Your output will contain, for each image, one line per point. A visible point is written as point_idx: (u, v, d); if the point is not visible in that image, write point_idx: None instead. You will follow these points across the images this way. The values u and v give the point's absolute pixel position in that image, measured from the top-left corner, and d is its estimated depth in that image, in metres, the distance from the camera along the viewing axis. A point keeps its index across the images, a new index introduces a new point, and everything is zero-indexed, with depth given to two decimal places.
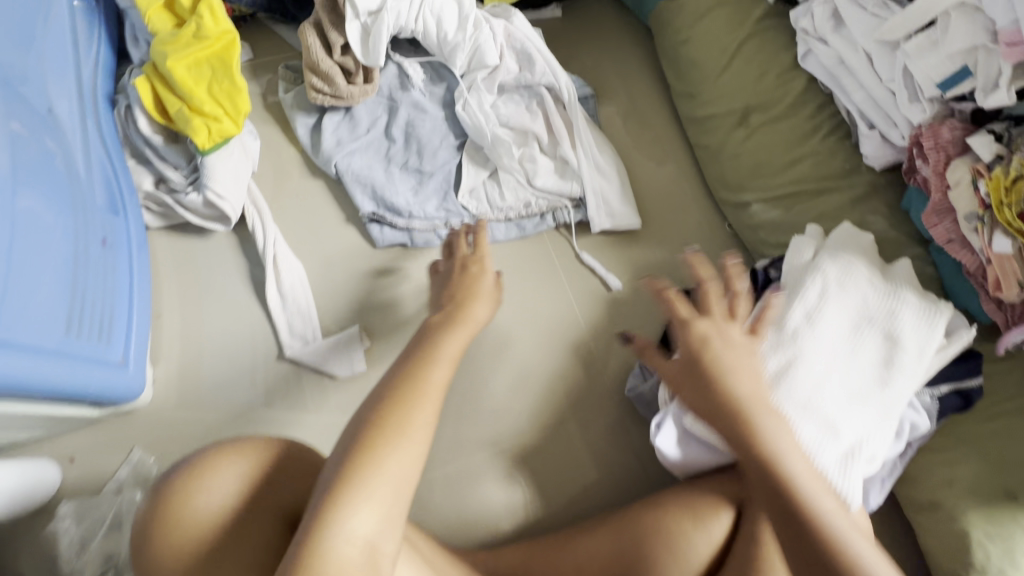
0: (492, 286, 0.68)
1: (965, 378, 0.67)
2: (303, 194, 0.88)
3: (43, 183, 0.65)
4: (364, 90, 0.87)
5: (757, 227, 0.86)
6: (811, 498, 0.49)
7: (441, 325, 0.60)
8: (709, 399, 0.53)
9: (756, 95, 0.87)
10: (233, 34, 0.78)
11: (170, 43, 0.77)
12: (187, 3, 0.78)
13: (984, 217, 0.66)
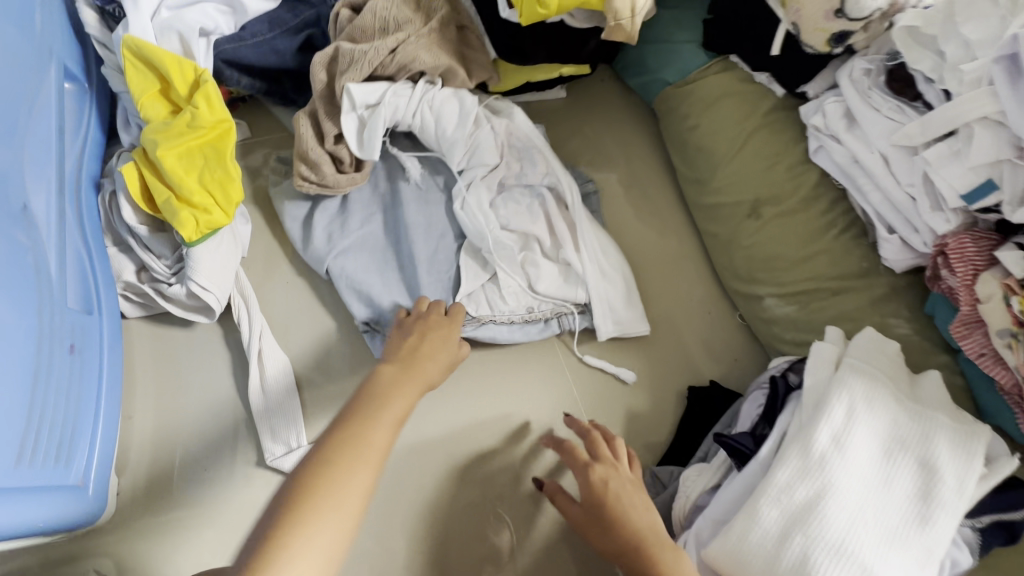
0: (429, 373, 0.62)
1: (1007, 510, 0.62)
2: (296, 280, 0.84)
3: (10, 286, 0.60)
4: (353, 178, 0.84)
5: (772, 322, 0.83)
6: None
7: (362, 413, 0.53)
8: (614, 539, 0.56)
9: (767, 186, 0.84)
10: (229, 123, 0.75)
11: (163, 132, 0.74)
12: (184, 91, 0.76)
13: (1019, 334, 0.62)
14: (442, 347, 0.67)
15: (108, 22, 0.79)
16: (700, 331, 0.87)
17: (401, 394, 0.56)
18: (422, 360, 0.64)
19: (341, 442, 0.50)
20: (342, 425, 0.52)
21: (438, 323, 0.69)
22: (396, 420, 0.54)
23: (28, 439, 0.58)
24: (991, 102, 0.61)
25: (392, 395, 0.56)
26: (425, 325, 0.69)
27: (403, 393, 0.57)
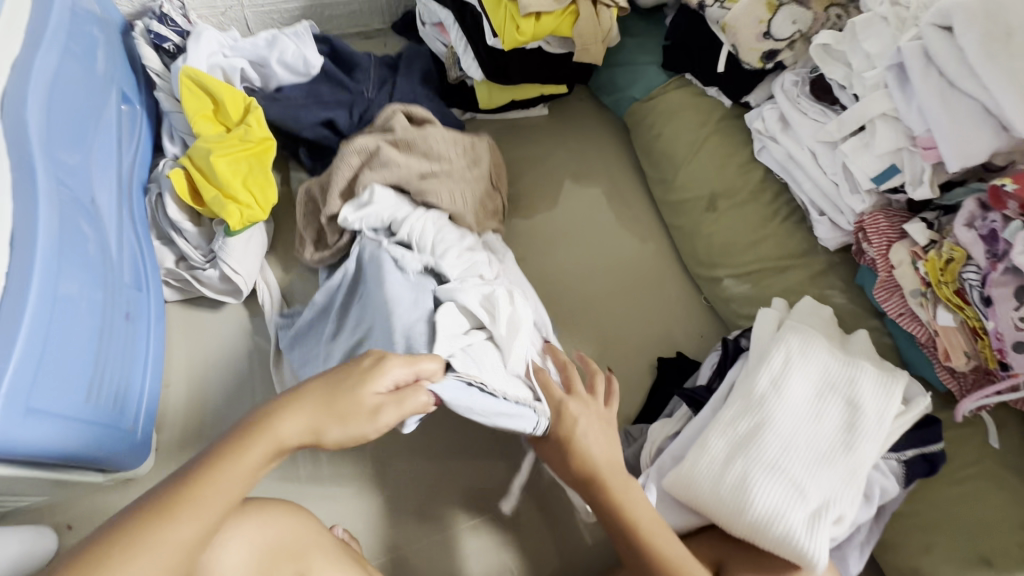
0: (280, 434, 0.53)
1: (927, 443, 0.71)
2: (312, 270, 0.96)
3: (84, 267, 0.70)
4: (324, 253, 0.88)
5: (730, 300, 0.94)
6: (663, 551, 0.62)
7: (175, 498, 0.48)
8: (570, 473, 0.66)
9: (721, 183, 0.97)
10: (273, 142, 0.90)
11: (216, 142, 0.87)
12: (234, 114, 0.91)
13: (927, 293, 0.74)
14: (315, 407, 0.54)
15: (162, 57, 0.96)
16: (668, 311, 0.98)
17: (219, 476, 0.50)
18: (300, 411, 0.54)
19: (154, 513, 0.47)
20: (153, 503, 0.47)
21: (343, 375, 0.56)
22: (208, 500, 0.49)
23: (98, 389, 0.68)
24: (888, 102, 0.74)
25: (208, 479, 0.49)
26: (331, 381, 0.55)
27: (228, 479, 0.50)
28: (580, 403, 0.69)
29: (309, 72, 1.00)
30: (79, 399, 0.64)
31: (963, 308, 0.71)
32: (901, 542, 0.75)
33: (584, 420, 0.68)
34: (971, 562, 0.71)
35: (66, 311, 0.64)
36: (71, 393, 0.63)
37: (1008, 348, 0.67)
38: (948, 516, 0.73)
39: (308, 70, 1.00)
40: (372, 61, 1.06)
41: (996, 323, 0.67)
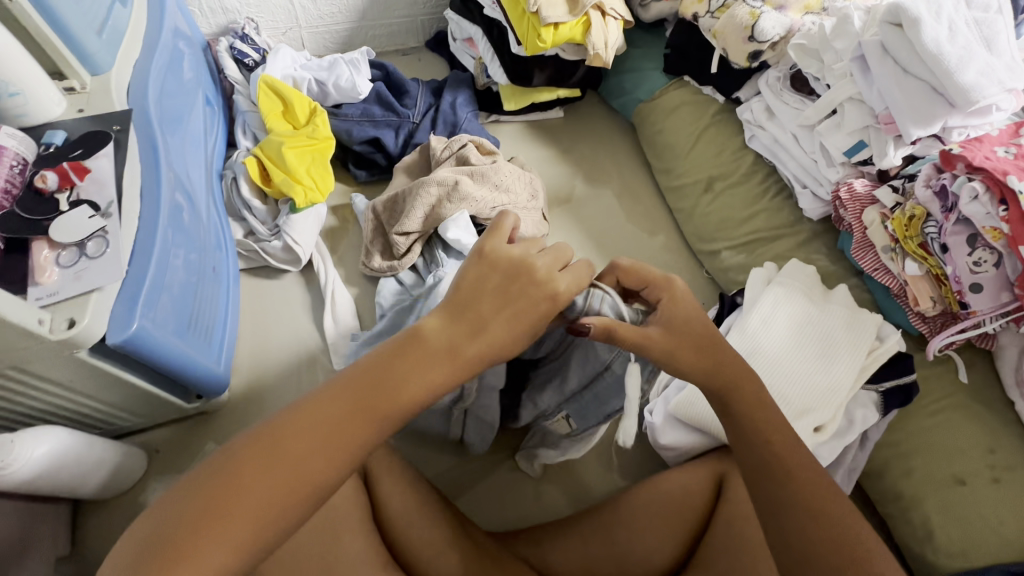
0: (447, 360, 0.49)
1: (901, 375, 0.80)
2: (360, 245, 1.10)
3: (186, 230, 0.84)
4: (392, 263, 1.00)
5: (727, 269, 1.05)
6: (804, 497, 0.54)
7: (307, 432, 0.45)
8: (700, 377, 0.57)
9: (717, 168, 1.10)
10: (333, 140, 1.07)
11: (287, 137, 1.04)
12: (302, 115, 1.08)
13: (895, 248, 0.85)
14: (436, 372, 0.48)
15: (241, 70, 1.16)
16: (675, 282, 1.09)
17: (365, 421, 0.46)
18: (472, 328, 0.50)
19: (287, 456, 0.44)
20: (272, 438, 0.45)
21: (536, 288, 0.51)
22: (352, 437, 0.46)
23: (195, 328, 0.82)
24: (853, 87, 0.88)
25: (340, 436, 0.45)
26: (523, 289, 0.51)
27: (374, 414, 0.46)
28: (688, 286, 0.60)
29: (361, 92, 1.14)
30: (184, 335, 0.78)
31: (927, 258, 0.82)
32: (886, 470, 0.84)
33: (693, 304, 0.59)
34: (947, 482, 0.80)
35: (177, 266, 0.77)
36: (179, 330, 0.76)
37: (965, 289, 0.78)
38: (925, 443, 0.83)
39: (357, 93, 1.14)
40: (420, 85, 1.21)
41: (954, 267, 0.79)
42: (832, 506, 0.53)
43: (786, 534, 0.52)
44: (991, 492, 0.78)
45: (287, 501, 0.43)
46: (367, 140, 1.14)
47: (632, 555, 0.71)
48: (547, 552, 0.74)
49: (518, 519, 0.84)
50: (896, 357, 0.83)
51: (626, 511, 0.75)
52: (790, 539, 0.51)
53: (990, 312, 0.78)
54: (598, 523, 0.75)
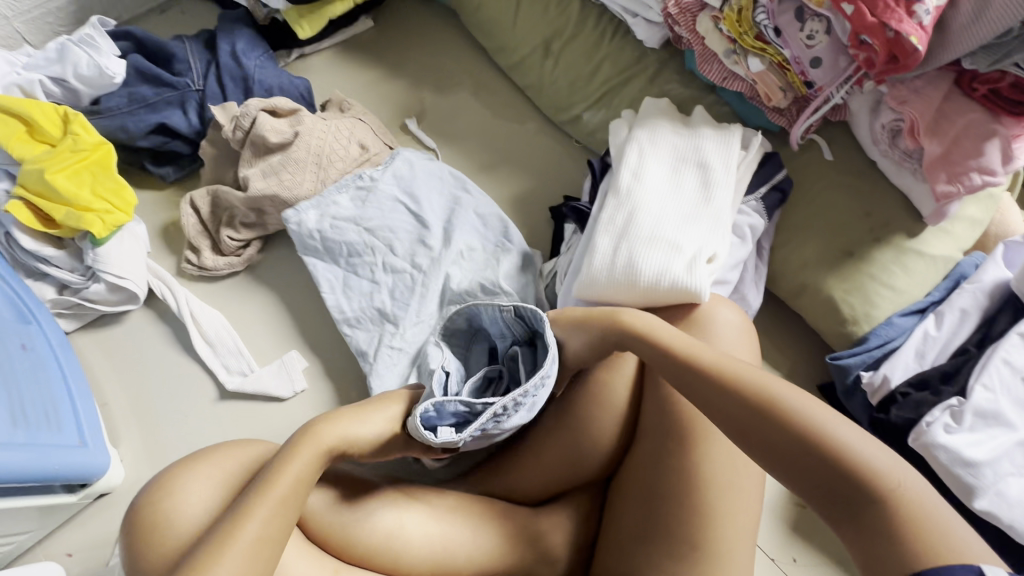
0: (319, 436, 0.59)
1: (774, 175, 0.82)
2: (218, 283, 0.94)
3: None
4: (228, 260, 0.93)
5: (594, 131, 1.01)
6: (800, 409, 0.54)
7: (220, 543, 0.50)
8: (731, 415, 0.56)
9: (548, 26, 1.03)
10: (109, 144, 0.90)
11: (46, 160, 0.85)
12: (54, 128, 0.89)
13: (736, 50, 0.81)
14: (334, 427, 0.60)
15: None
16: (550, 165, 1.04)
17: (275, 487, 0.54)
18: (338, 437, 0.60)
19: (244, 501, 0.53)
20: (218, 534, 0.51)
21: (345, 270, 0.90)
22: (265, 506, 0.53)
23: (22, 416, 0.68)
24: None
25: (273, 477, 0.55)
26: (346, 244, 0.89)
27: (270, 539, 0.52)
28: None
29: (115, 76, 0.94)
30: None
31: (766, 49, 0.79)
32: (790, 268, 0.86)
33: None
34: (839, 258, 0.84)
35: None
36: None
37: (808, 67, 0.77)
38: (813, 232, 0.85)
39: (110, 78, 0.94)
40: (186, 42, 1.01)
41: (792, 50, 0.77)
42: (814, 427, 0.53)
43: (846, 518, 0.50)
44: (871, 250, 0.83)
45: (254, 540, 0.51)
46: (153, 130, 0.95)
47: (582, 449, 0.71)
48: (508, 478, 0.74)
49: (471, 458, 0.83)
50: (766, 159, 0.83)
51: (566, 409, 0.73)
52: (818, 505, 0.52)
53: (833, 83, 0.77)
54: (543, 431, 0.74)
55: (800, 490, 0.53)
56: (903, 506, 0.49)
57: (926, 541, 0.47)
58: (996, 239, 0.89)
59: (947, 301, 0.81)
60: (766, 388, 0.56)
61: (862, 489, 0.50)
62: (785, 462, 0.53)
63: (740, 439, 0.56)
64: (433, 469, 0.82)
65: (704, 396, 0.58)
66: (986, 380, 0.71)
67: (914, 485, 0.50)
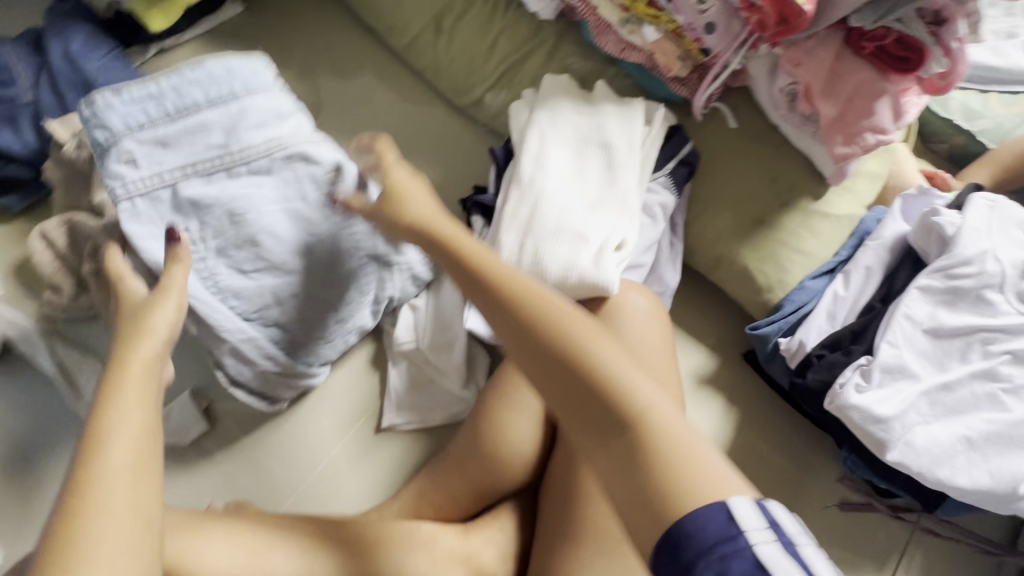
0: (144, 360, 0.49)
1: (681, 149, 0.79)
2: (96, 324, 0.84)
3: None
4: (98, 298, 0.82)
5: (497, 114, 0.95)
6: (561, 321, 0.46)
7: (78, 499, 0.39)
8: (492, 310, 0.49)
9: (437, 2, 0.94)
10: None
11: None
12: None
13: (630, 19, 0.77)
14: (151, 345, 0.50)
15: None
16: (455, 153, 0.97)
17: (119, 428, 0.43)
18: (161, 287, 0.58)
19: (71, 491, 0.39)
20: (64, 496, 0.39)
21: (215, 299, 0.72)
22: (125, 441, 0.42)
23: None
24: None
25: (110, 406, 0.44)
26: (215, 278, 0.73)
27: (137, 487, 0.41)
28: None
29: None
30: None
31: (660, 17, 0.75)
32: (705, 242, 0.85)
33: None
34: (750, 227, 0.83)
35: None
36: None
37: (702, 34, 0.74)
38: (724, 203, 0.84)
39: None
40: (9, 46, 0.85)
41: (685, 16, 0.73)
42: (573, 343, 0.45)
43: (598, 453, 0.42)
44: (780, 216, 0.83)
45: (125, 464, 0.41)
46: None
47: (504, 457, 0.68)
48: (434, 495, 0.70)
49: (396, 477, 0.80)
50: (672, 133, 0.80)
51: (485, 420, 0.69)
52: (572, 424, 0.44)
53: (728, 49, 0.74)
54: (465, 445, 0.70)
55: (557, 407, 0.45)
56: (654, 444, 0.41)
57: (663, 471, 0.39)
58: (895, 192, 0.91)
59: (853, 260, 0.82)
60: (531, 292, 0.49)
61: (611, 413, 0.42)
62: (535, 362, 0.46)
63: (506, 339, 0.48)
64: (357, 496, 0.78)
65: (480, 298, 0.50)
66: (890, 337, 0.73)
67: (669, 414, 0.42)
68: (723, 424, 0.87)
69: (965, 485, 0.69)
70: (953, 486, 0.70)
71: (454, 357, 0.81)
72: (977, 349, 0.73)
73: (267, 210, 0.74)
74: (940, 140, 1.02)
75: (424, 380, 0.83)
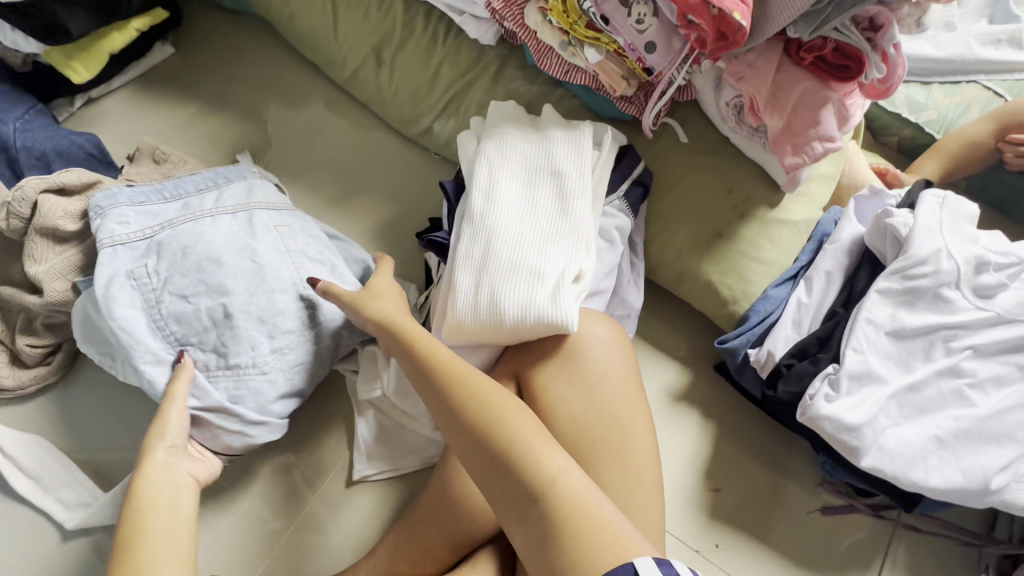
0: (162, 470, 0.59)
1: (633, 169, 0.78)
2: (38, 400, 0.79)
3: None
4: (35, 374, 0.78)
5: (447, 142, 0.92)
6: (489, 407, 0.54)
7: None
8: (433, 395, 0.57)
9: (374, 32, 0.91)
10: None
11: None
12: None
13: (570, 41, 0.75)
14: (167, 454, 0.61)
15: None
16: (408, 185, 0.95)
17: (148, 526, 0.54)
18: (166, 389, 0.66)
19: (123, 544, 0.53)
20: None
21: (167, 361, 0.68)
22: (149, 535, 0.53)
23: None
24: None
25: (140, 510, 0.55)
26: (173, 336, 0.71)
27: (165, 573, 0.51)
28: None
29: None
30: None
31: (600, 37, 0.74)
32: (666, 259, 0.84)
33: None
34: (710, 240, 0.83)
35: None
36: None
37: (643, 53, 0.72)
38: (681, 218, 0.83)
39: None
40: None
41: (624, 37, 0.72)
42: (497, 426, 0.53)
43: (519, 522, 0.50)
44: (739, 227, 0.82)
45: (166, 544, 0.53)
46: None
47: (478, 504, 0.66)
48: (409, 550, 0.67)
49: (370, 532, 0.77)
50: (621, 153, 0.79)
51: (455, 469, 0.67)
52: (495, 497, 0.51)
53: (671, 66, 0.73)
54: (436, 495, 0.68)
55: (484, 483, 0.52)
56: (566, 518, 0.48)
57: (574, 541, 0.47)
58: (849, 191, 0.92)
59: (814, 265, 0.82)
60: (463, 380, 0.56)
61: (526, 488, 0.50)
62: (466, 444, 0.53)
63: (442, 423, 0.56)
64: (331, 555, 0.75)
65: (420, 387, 0.59)
66: (854, 343, 0.73)
67: (576, 483, 0.49)
68: (700, 439, 0.86)
69: (938, 485, 0.70)
70: (928, 487, 0.70)
71: (423, 402, 0.78)
72: (939, 347, 0.73)
73: (231, 267, 0.72)
74: (890, 133, 1.03)
75: (394, 425, 0.80)
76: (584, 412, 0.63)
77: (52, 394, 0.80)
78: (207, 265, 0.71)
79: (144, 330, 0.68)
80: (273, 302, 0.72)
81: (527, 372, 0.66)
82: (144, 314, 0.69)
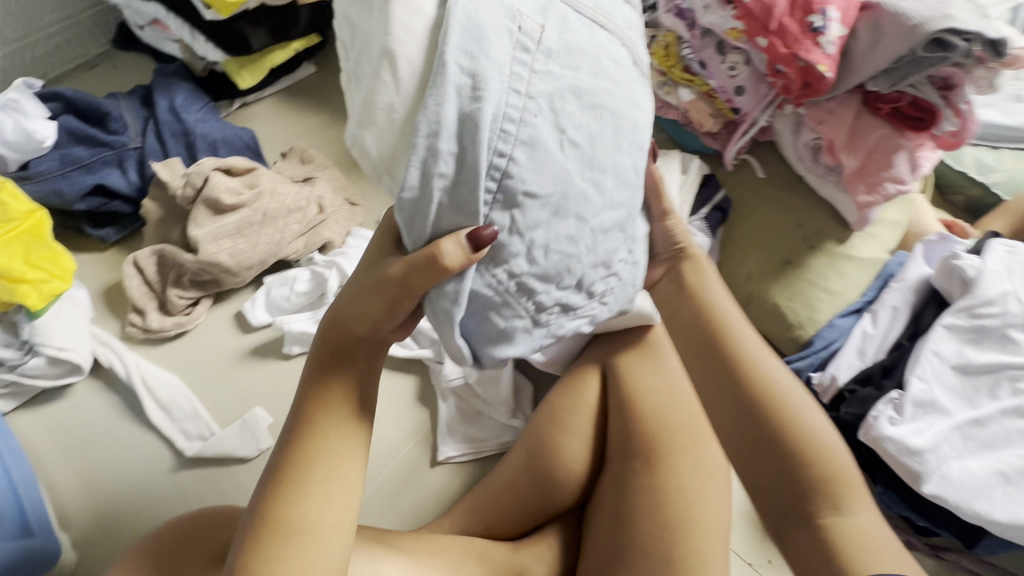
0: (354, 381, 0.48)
1: (714, 196, 0.88)
2: (172, 344, 0.92)
3: None
4: (178, 320, 0.91)
5: None
6: (787, 395, 0.61)
7: (285, 497, 0.43)
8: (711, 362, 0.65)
9: None
10: (41, 210, 0.86)
11: None
12: None
13: (667, 81, 0.87)
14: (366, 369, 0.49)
15: None
16: None
17: (320, 450, 0.45)
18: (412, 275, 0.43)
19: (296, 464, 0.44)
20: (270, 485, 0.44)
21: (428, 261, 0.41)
22: (313, 468, 0.44)
23: None
24: None
25: (321, 416, 0.46)
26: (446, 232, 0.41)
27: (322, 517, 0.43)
28: None
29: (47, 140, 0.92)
30: None
31: (694, 80, 0.85)
32: (737, 281, 0.91)
33: None
34: (780, 267, 0.89)
35: None
36: None
37: (732, 95, 0.83)
38: (753, 245, 0.90)
39: (40, 142, 0.90)
40: (119, 99, 0.98)
41: (716, 80, 0.83)
42: (777, 416, 0.60)
43: (797, 530, 0.57)
44: (808, 258, 0.89)
45: (337, 483, 0.45)
46: (89, 191, 0.92)
47: (554, 477, 0.72)
48: (487, 512, 0.74)
49: (444, 499, 0.83)
50: (705, 180, 0.89)
51: (540, 444, 0.73)
52: (771, 500, 0.59)
53: (757, 108, 0.83)
54: (516, 465, 0.75)
55: (755, 480, 0.60)
56: (865, 557, 0.53)
57: (857, 565, 0.53)
58: (915, 238, 0.97)
59: (880, 300, 0.87)
60: (749, 356, 0.64)
61: (816, 497, 0.57)
62: (757, 431, 0.61)
63: (717, 414, 0.64)
64: (407, 515, 0.81)
65: (703, 367, 0.66)
66: (919, 372, 0.77)
67: (866, 525, 0.56)
68: None
69: (1003, 519, 0.70)
70: (992, 521, 0.70)
71: (502, 390, 0.87)
72: (1005, 387, 0.76)
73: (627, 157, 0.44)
74: (957, 192, 1.09)
75: (474, 412, 0.88)
76: (666, 403, 0.70)
77: (185, 340, 0.92)
78: (619, 104, 0.43)
79: (450, 99, 0.37)
80: (612, 221, 0.45)
81: (613, 361, 0.73)
82: (543, 44, 0.40)
